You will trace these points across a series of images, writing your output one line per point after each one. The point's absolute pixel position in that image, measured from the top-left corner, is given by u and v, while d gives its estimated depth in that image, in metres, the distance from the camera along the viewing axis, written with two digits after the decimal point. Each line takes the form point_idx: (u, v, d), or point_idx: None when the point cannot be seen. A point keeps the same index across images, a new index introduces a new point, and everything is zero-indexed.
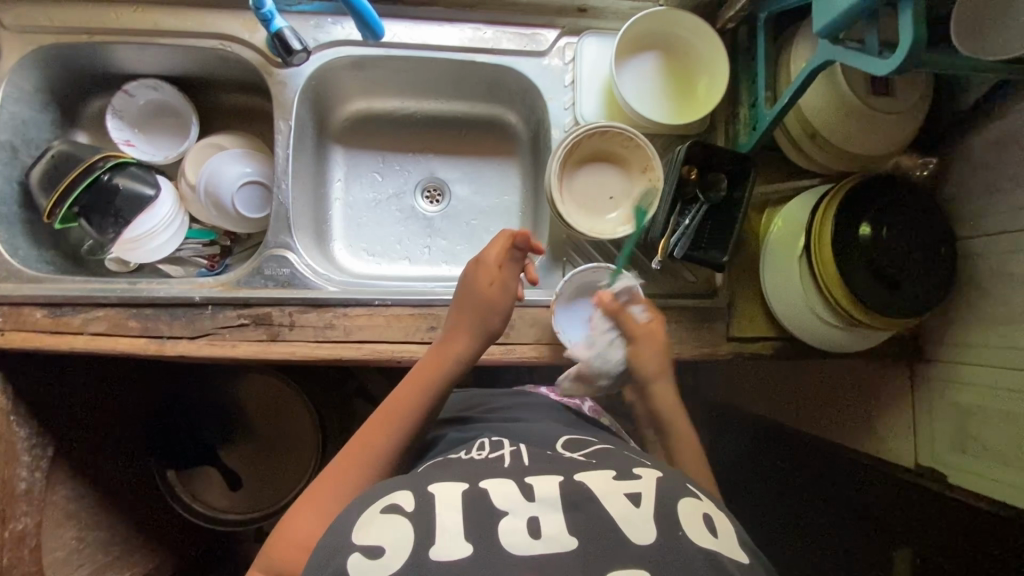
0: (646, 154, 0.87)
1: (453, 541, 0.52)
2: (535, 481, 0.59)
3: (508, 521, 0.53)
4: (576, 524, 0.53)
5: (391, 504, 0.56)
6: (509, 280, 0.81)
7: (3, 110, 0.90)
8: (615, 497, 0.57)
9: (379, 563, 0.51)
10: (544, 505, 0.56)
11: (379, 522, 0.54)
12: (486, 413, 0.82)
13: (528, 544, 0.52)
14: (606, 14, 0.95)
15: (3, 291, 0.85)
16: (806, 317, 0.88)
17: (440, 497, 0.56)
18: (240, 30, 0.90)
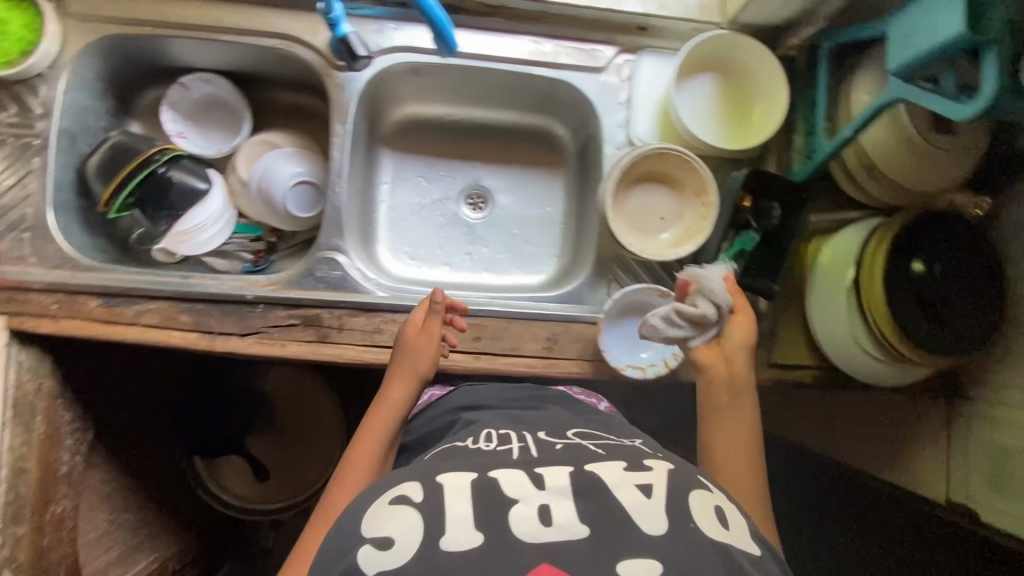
0: (701, 179, 0.87)
1: (465, 529, 0.54)
2: (545, 470, 0.61)
3: (518, 508, 0.55)
4: (587, 512, 0.55)
5: (398, 496, 0.59)
6: (434, 331, 0.83)
7: (65, 97, 0.89)
8: (626, 488, 0.58)
9: (392, 553, 0.53)
10: (554, 492, 0.57)
11: (391, 513, 0.57)
12: (505, 408, 0.81)
13: (537, 530, 0.54)
14: (666, 33, 0.94)
15: (58, 278, 0.86)
16: (852, 350, 0.88)
17: (449, 485, 0.59)
18: (302, 31, 0.90)
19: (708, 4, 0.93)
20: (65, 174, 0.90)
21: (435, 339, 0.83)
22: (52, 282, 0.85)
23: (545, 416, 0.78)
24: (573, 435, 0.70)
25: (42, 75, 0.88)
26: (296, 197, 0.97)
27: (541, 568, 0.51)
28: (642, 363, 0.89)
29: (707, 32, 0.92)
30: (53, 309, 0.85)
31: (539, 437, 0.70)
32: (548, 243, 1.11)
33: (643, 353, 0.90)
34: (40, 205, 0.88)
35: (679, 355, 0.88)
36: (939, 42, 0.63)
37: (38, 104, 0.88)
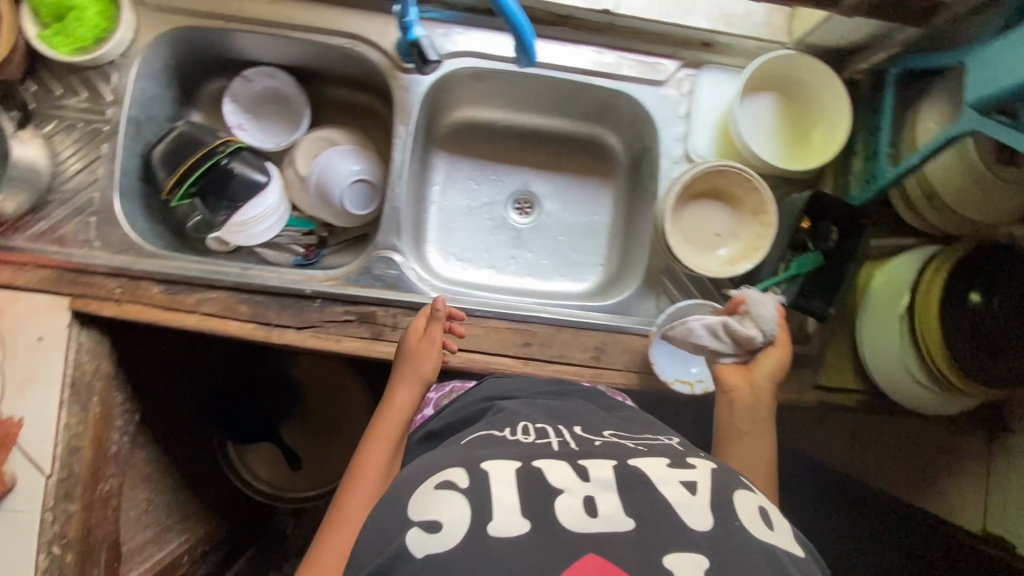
0: (760, 198, 0.87)
1: (512, 517, 0.54)
2: (588, 463, 0.60)
3: (564, 498, 0.55)
4: (632, 505, 0.55)
5: (443, 480, 0.59)
6: (436, 337, 0.84)
7: (135, 85, 0.90)
8: (672, 485, 0.58)
9: (439, 537, 0.53)
10: (599, 484, 0.57)
11: (436, 497, 0.56)
12: (529, 400, 0.78)
13: (583, 521, 0.53)
14: (730, 50, 0.94)
15: (122, 263, 0.87)
16: (901, 378, 0.88)
17: (494, 473, 0.59)
18: (370, 31, 0.91)
19: (775, 23, 0.93)
20: (130, 161, 0.92)
21: (437, 345, 0.84)
22: (116, 266, 0.87)
23: (577, 410, 0.76)
24: (610, 434, 0.69)
25: (113, 62, 0.89)
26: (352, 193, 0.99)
27: (586, 557, 0.50)
28: (690, 377, 0.90)
29: (772, 51, 0.92)
30: (116, 292, 0.87)
31: (577, 431, 0.68)
32: (593, 252, 1.11)
33: (692, 368, 0.91)
34: (107, 190, 0.89)
35: None
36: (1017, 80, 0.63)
37: (109, 91, 0.89)
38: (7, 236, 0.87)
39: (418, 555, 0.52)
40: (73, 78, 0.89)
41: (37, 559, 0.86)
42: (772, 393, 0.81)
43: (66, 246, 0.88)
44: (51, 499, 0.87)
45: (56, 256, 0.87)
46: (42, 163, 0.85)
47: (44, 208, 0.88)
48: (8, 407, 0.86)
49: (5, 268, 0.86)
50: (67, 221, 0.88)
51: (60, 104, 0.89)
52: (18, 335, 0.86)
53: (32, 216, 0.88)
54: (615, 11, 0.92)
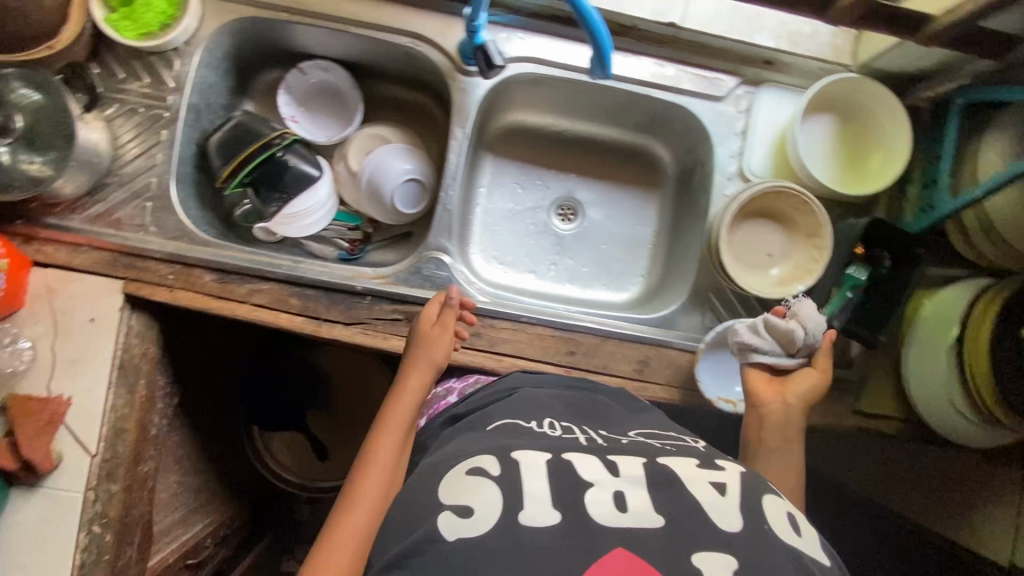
0: (816, 221, 0.87)
1: (543, 508, 0.55)
2: (618, 459, 0.61)
3: (594, 491, 0.56)
4: (660, 503, 0.55)
5: (474, 467, 0.60)
6: (449, 326, 0.84)
7: (197, 73, 0.91)
8: (701, 484, 0.58)
9: (471, 522, 0.54)
10: (628, 480, 0.58)
11: (469, 485, 0.58)
12: (548, 395, 0.77)
13: (613, 516, 0.54)
14: (793, 69, 0.93)
15: (176, 249, 0.88)
16: (943, 409, 0.88)
17: (525, 463, 0.60)
18: (433, 31, 0.91)
19: (839, 45, 0.92)
20: (187, 148, 0.92)
21: (449, 333, 0.83)
22: (171, 253, 0.88)
23: (597, 407, 0.76)
24: (635, 433, 0.69)
25: (177, 49, 0.89)
26: (404, 192, 0.99)
27: (613, 551, 0.51)
28: (734, 397, 0.90)
29: (834, 74, 0.92)
30: (169, 279, 0.87)
31: (601, 431, 0.69)
32: (635, 262, 1.11)
33: (735, 387, 0.91)
34: (164, 176, 0.90)
35: None
36: None
37: (171, 78, 0.90)
38: (64, 217, 0.88)
39: (450, 538, 0.53)
40: (136, 62, 0.89)
41: (78, 538, 0.86)
42: (803, 413, 0.79)
43: (121, 229, 0.88)
44: (94, 479, 0.87)
45: (112, 239, 0.87)
46: (103, 146, 0.86)
47: (101, 190, 0.89)
48: (57, 386, 0.87)
49: (61, 248, 0.87)
50: (123, 205, 0.89)
51: (122, 88, 0.89)
52: (71, 315, 0.87)
53: (89, 198, 0.88)
54: (680, 25, 0.91)
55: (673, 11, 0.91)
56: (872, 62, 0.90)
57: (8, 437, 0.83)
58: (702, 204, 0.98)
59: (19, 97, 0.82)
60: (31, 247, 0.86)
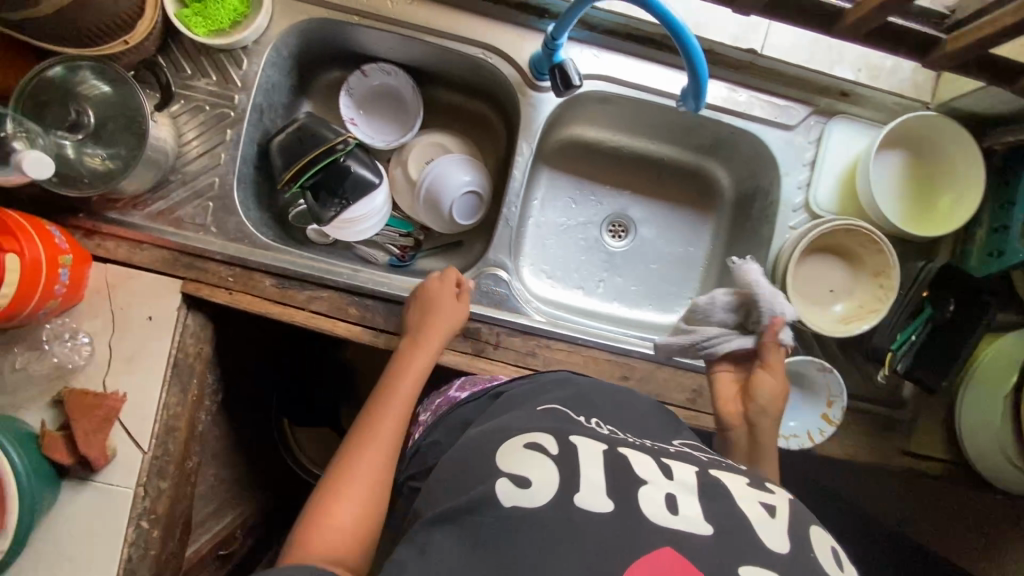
0: (884, 261, 0.86)
1: (596, 494, 0.53)
2: (672, 463, 0.60)
3: (648, 489, 0.55)
4: (712, 512, 0.53)
5: (532, 443, 0.59)
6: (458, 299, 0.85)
7: (264, 73, 0.89)
8: (750, 501, 0.56)
9: (529, 493, 0.53)
10: (680, 485, 0.56)
11: (525, 457, 0.57)
12: (593, 387, 0.75)
13: (666, 516, 0.52)
14: (868, 103, 0.92)
15: (238, 252, 0.88)
16: (995, 455, 0.87)
17: (583, 449, 0.59)
18: (506, 44, 0.89)
19: (919, 81, 0.90)
20: (250, 148, 0.91)
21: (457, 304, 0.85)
22: (232, 255, 0.87)
23: (639, 414, 0.72)
24: (681, 444, 0.68)
25: (247, 48, 0.88)
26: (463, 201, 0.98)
27: (665, 551, 0.49)
28: (786, 431, 0.89)
29: (912, 111, 0.90)
30: (229, 281, 0.87)
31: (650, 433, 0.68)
32: (685, 284, 1.10)
33: (789, 422, 0.90)
34: (226, 177, 0.89)
35: (825, 431, 0.88)
36: None
37: (238, 77, 0.88)
38: (125, 212, 0.87)
39: (507, 505, 0.53)
40: (205, 59, 0.88)
41: (126, 532, 0.85)
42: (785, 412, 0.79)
43: (182, 228, 0.88)
44: (145, 474, 0.87)
45: (173, 238, 0.87)
46: (169, 143, 0.85)
47: (163, 187, 0.88)
48: (113, 382, 0.86)
49: (122, 244, 0.86)
50: (185, 204, 0.88)
51: (189, 84, 0.88)
52: (129, 312, 0.87)
53: (151, 195, 0.88)
54: (760, 52, 0.89)
55: (753, 37, 0.89)
56: (952, 103, 0.88)
57: (64, 430, 0.84)
58: (762, 234, 0.97)
59: (88, 88, 0.81)
60: (92, 242, 0.86)
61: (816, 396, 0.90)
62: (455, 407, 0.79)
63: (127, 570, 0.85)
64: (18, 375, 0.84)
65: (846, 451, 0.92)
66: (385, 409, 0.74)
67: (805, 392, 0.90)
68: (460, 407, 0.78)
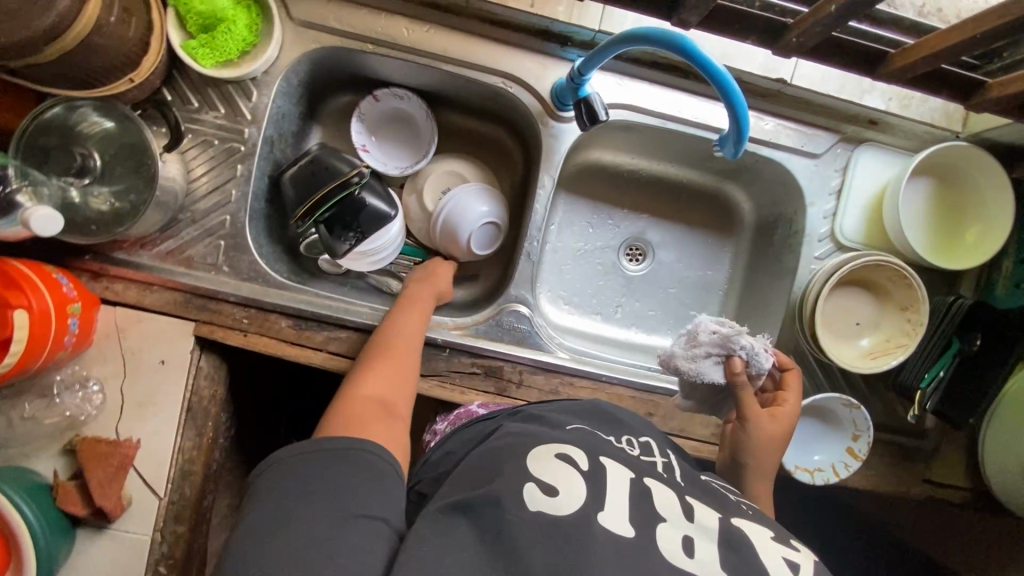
0: (912, 296, 0.85)
1: (619, 518, 0.53)
2: (694, 503, 0.59)
3: (666, 527, 0.54)
4: (732, 563, 0.52)
5: (563, 454, 0.59)
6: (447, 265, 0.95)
7: (274, 104, 0.86)
8: (772, 556, 0.54)
9: (554, 500, 0.53)
10: (698, 528, 0.55)
11: (554, 465, 0.57)
12: (605, 407, 0.74)
13: (682, 558, 0.52)
14: (896, 131, 0.90)
15: (251, 292, 0.85)
16: (1017, 484, 0.87)
17: (610, 470, 0.59)
18: (527, 72, 0.86)
19: (950, 110, 0.88)
20: (261, 182, 0.88)
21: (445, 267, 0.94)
22: (246, 296, 0.85)
23: (665, 440, 0.74)
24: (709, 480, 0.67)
25: (256, 79, 0.84)
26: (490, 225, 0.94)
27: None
28: (811, 466, 0.88)
29: (941, 141, 0.88)
30: (243, 323, 0.84)
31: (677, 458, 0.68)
32: (704, 309, 1.08)
33: (815, 455, 0.89)
34: (238, 214, 0.85)
35: (851, 466, 0.87)
36: None
37: (248, 109, 0.84)
38: (133, 253, 0.84)
39: (531, 507, 0.52)
40: (212, 91, 0.84)
41: None
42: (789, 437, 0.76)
43: (192, 268, 0.85)
44: (161, 519, 0.85)
45: (183, 279, 0.84)
46: (177, 181, 0.82)
47: (172, 227, 0.84)
48: (125, 428, 0.84)
49: (131, 286, 0.83)
50: (196, 243, 0.85)
51: (197, 118, 0.84)
52: (140, 356, 0.84)
53: (159, 235, 0.84)
54: (789, 81, 0.86)
55: (783, 66, 0.86)
56: (984, 134, 0.86)
57: (76, 479, 0.81)
58: (787, 263, 0.95)
59: (91, 125, 0.78)
60: (100, 284, 0.83)
61: (842, 430, 0.89)
62: (473, 421, 0.76)
63: None
64: (28, 425, 0.81)
65: (869, 482, 0.91)
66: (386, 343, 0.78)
67: (830, 426, 0.89)
68: (477, 421, 0.75)
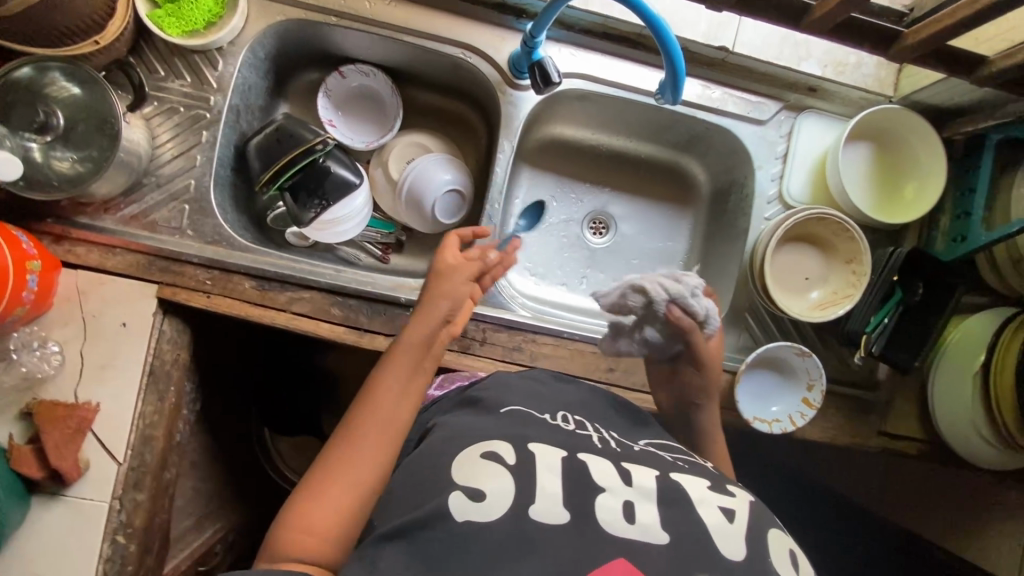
0: (855, 248, 0.89)
1: (553, 506, 0.55)
2: (631, 467, 0.62)
3: (604, 497, 0.56)
4: (670, 521, 0.55)
5: (489, 452, 0.60)
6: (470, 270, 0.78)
7: (239, 74, 0.88)
8: (709, 507, 0.59)
9: (481, 504, 0.54)
10: (638, 492, 0.58)
11: (479, 465, 0.58)
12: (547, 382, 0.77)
13: (621, 526, 0.54)
14: (834, 97, 0.95)
15: (215, 254, 0.86)
16: (965, 432, 0.91)
17: (539, 455, 0.60)
18: (485, 44, 0.91)
19: (883, 75, 0.94)
20: (226, 150, 0.90)
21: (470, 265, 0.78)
22: (209, 258, 0.86)
23: (602, 413, 0.76)
24: (645, 442, 0.71)
25: (222, 49, 0.87)
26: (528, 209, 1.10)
27: (616, 561, 0.51)
28: (769, 417, 0.91)
29: (876, 105, 0.93)
30: (207, 284, 0.85)
31: (615, 435, 0.71)
32: None
33: (772, 407, 0.91)
34: (203, 178, 0.87)
35: (807, 415, 0.90)
36: None
37: (214, 78, 0.87)
38: (96, 217, 0.85)
39: (458, 518, 0.53)
40: (178, 60, 0.86)
41: (101, 547, 0.83)
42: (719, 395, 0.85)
43: (156, 232, 0.86)
44: (121, 487, 0.84)
45: (147, 242, 0.85)
46: (142, 146, 0.83)
47: (137, 190, 0.86)
48: (85, 391, 0.83)
49: (93, 249, 0.84)
50: (159, 207, 0.86)
51: (163, 86, 0.86)
52: (102, 319, 0.84)
53: (124, 199, 0.86)
54: (731, 49, 0.91)
55: (725, 35, 0.91)
56: (912, 96, 0.92)
57: (33, 443, 0.81)
58: (740, 226, 0.99)
59: (59, 90, 0.79)
60: (62, 248, 0.83)
61: (797, 381, 0.91)
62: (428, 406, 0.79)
63: None
64: None
65: (823, 433, 0.95)
66: (378, 405, 0.67)
67: (785, 377, 0.92)
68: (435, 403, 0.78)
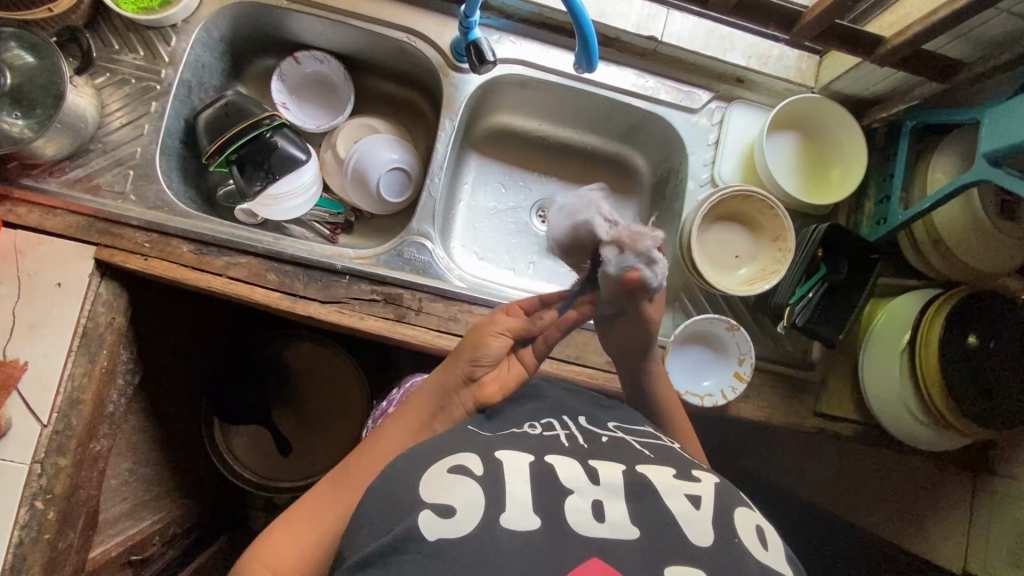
0: (780, 225, 0.93)
1: (525, 511, 0.52)
2: (599, 465, 0.59)
3: (575, 499, 0.53)
4: (638, 513, 0.53)
5: (457, 466, 0.55)
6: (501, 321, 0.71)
7: (192, 50, 0.93)
8: (676, 496, 0.56)
9: (451, 523, 0.50)
10: (607, 489, 0.55)
11: (449, 482, 0.53)
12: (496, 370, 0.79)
13: (593, 525, 0.51)
14: (760, 88, 1.01)
15: (155, 219, 0.88)
16: (895, 409, 0.91)
17: (507, 463, 0.56)
18: (429, 30, 0.96)
19: (803, 67, 1.00)
20: (176, 122, 0.93)
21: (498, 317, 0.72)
22: (149, 222, 0.87)
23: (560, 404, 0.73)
24: (615, 427, 0.69)
25: (177, 26, 0.92)
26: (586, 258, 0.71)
27: (589, 562, 0.48)
28: (701, 391, 0.92)
29: (798, 94, 0.99)
30: (144, 247, 0.87)
31: (582, 424, 0.68)
32: None
33: (703, 382, 0.93)
34: (149, 146, 0.90)
35: (738, 388, 0.91)
36: (988, 151, 0.76)
37: (166, 53, 0.92)
38: (41, 179, 0.87)
39: (430, 538, 0.49)
40: (133, 35, 0.91)
41: (17, 512, 0.81)
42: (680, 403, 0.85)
43: (99, 195, 0.88)
44: (43, 450, 0.82)
45: (89, 204, 0.87)
46: (91, 112, 0.87)
47: (83, 155, 0.88)
48: (13, 349, 0.83)
49: (35, 210, 0.86)
50: (105, 172, 0.89)
51: (116, 58, 0.91)
52: (37, 277, 0.84)
53: (69, 163, 0.88)
54: (660, 39, 0.97)
55: (654, 25, 0.97)
56: (831, 85, 0.97)
57: None
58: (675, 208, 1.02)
59: (14, 57, 0.83)
60: (4, 207, 0.85)
61: (728, 356, 0.94)
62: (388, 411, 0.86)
63: (17, 556, 0.80)
64: None
65: (760, 412, 0.95)
66: (367, 448, 0.66)
67: (717, 351, 0.95)
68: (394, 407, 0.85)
